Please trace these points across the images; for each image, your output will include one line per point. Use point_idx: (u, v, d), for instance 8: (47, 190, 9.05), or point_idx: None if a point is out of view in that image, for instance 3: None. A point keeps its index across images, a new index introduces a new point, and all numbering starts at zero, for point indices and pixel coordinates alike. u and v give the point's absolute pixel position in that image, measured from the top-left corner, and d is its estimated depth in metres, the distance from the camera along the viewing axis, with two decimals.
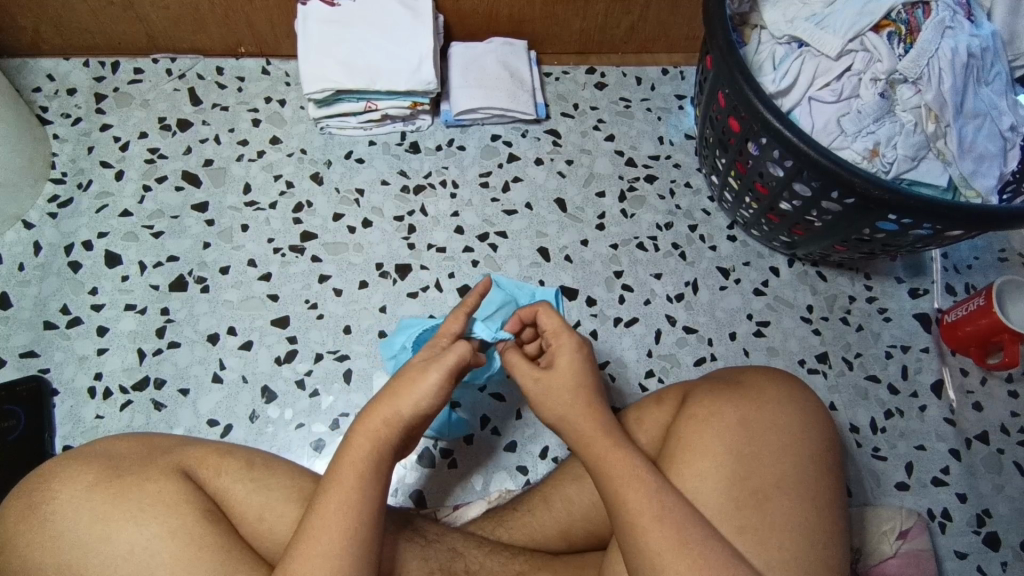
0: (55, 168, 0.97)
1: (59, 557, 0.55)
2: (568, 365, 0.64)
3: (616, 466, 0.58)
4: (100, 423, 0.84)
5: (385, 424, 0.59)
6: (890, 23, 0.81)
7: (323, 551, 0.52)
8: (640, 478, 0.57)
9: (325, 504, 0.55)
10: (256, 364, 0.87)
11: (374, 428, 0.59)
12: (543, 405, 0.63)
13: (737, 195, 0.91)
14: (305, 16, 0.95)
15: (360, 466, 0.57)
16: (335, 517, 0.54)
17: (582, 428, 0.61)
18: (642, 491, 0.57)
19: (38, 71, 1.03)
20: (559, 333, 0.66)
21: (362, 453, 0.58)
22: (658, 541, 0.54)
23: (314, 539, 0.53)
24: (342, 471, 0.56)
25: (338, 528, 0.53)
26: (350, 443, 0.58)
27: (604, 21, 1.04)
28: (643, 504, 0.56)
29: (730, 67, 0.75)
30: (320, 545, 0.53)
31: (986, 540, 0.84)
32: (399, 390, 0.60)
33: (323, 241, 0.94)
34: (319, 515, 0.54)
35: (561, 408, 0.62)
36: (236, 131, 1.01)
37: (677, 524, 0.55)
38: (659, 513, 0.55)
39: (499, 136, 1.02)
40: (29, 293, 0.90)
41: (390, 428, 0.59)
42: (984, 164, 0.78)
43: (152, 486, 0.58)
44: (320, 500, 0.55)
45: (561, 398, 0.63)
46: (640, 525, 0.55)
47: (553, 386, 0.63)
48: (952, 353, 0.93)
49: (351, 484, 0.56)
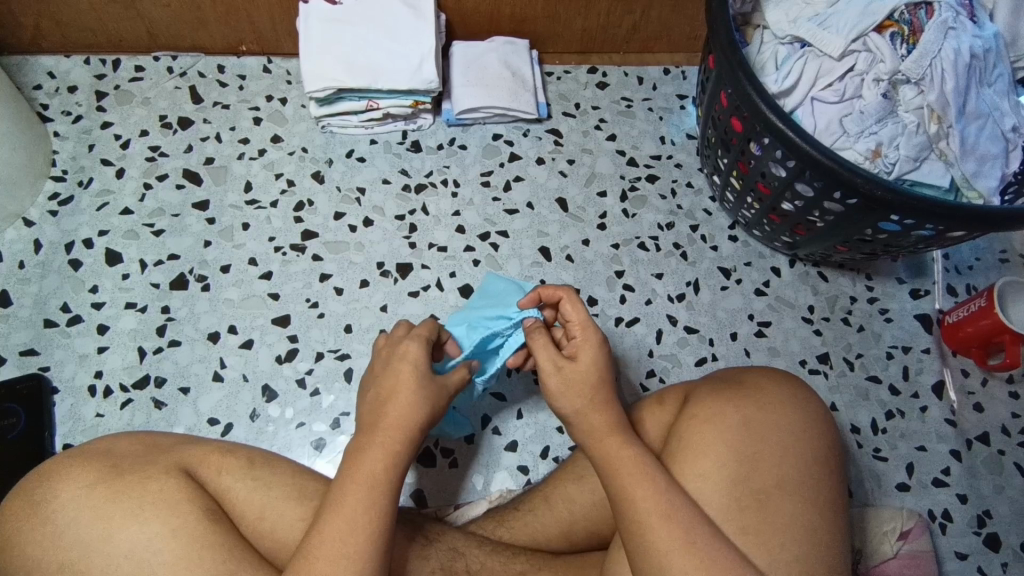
0: (55, 166, 0.97)
1: (59, 556, 0.55)
2: (592, 361, 0.64)
3: (624, 464, 0.59)
4: (100, 421, 0.83)
5: (415, 427, 0.60)
6: (893, 23, 0.80)
7: (348, 552, 0.52)
8: (647, 477, 0.57)
9: (346, 504, 0.54)
10: (256, 363, 0.87)
11: (402, 428, 0.59)
12: (562, 395, 0.63)
13: (738, 195, 0.91)
14: (306, 15, 0.95)
15: (385, 466, 0.57)
16: (360, 520, 0.54)
17: (596, 424, 0.61)
18: (651, 490, 0.57)
19: (39, 69, 1.03)
20: (585, 326, 0.65)
21: (385, 452, 0.58)
22: (664, 540, 0.54)
23: (335, 541, 0.53)
24: (352, 469, 0.56)
25: (362, 530, 0.53)
26: (374, 442, 0.58)
27: (606, 20, 1.04)
28: (651, 503, 0.56)
29: (732, 67, 0.75)
30: (344, 547, 0.52)
31: (987, 541, 0.84)
32: (421, 394, 0.61)
33: (324, 241, 0.94)
34: (335, 515, 0.54)
35: (582, 401, 0.62)
36: (237, 130, 1.00)
37: (683, 524, 0.55)
38: (665, 512, 0.55)
39: (500, 135, 1.02)
40: (28, 292, 0.90)
41: (417, 431, 0.60)
42: (986, 165, 0.78)
43: (153, 485, 0.57)
44: (338, 500, 0.55)
45: (582, 393, 0.63)
46: (646, 524, 0.55)
47: (576, 379, 0.63)
48: (953, 354, 0.93)
49: (378, 485, 0.56)
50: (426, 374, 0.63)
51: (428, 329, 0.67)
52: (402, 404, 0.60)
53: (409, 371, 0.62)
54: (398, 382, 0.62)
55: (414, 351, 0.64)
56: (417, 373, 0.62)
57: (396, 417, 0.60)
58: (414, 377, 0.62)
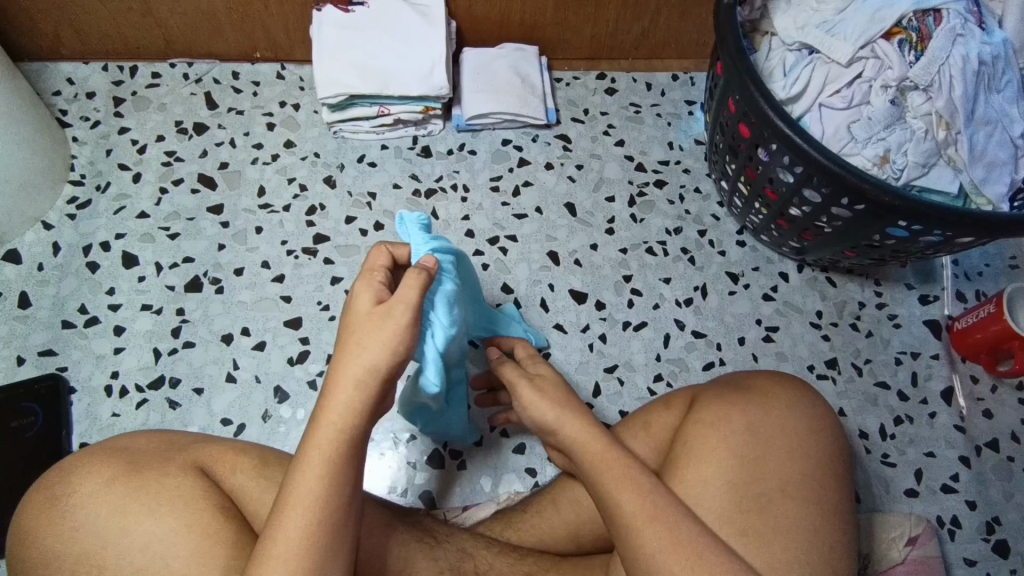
0: (74, 170, 0.99)
1: (78, 547, 0.56)
2: (550, 373, 0.70)
3: (609, 467, 0.59)
4: (115, 421, 0.85)
5: (356, 391, 0.52)
6: (901, 30, 0.81)
7: (279, 554, 0.49)
8: (632, 480, 0.58)
9: (293, 497, 0.50)
10: (268, 364, 0.88)
11: (345, 403, 0.52)
12: (538, 403, 0.66)
13: (746, 201, 0.91)
14: (320, 23, 0.97)
15: (329, 452, 0.51)
16: (299, 514, 0.49)
17: (577, 428, 0.63)
18: (634, 492, 0.57)
19: (58, 75, 1.05)
20: (533, 355, 0.73)
21: (337, 435, 0.51)
22: (652, 541, 0.55)
23: (273, 543, 0.49)
24: (311, 457, 0.51)
25: (299, 528, 0.49)
26: (322, 419, 0.52)
27: (615, 27, 1.05)
28: (637, 506, 0.56)
29: (741, 74, 0.76)
30: (286, 544, 0.49)
31: (995, 548, 0.83)
32: (359, 344, 0.53)
33: (335, 244, 0.95)
34: (285, 510, 0.50)
35: (556, 410, 0.64)
36: (251, 135, 1.02)
37: (672, 525, 0.55)
38: (652, 514, 0.56)
39: (510, 140, 1.03)
40: (46, 294, 0.91)
41: (359, 397, 0.52)
42: (995, 172, 0.78)
43: (171, 480, 0.59)
44: (289, 489, 0.51)
45: (553, 401, 0.65)
46: (633, 525, 0.56)
47: (546, 386, 0.67)
48: (963, 360, 0.93)
49: (316, 475, 0.50)
50: (369, 319, 0.54)
51: (376, 262, 0.60)
52: (351, 363, 0.53)
53: (354, 318, 0.55)
54: (341, 341, 0.54)
55: (360, 293, 0.57)
56: (367, 323, 0.54)
57: (337, 384, 0.53)
58: (358, 326, 0.54)
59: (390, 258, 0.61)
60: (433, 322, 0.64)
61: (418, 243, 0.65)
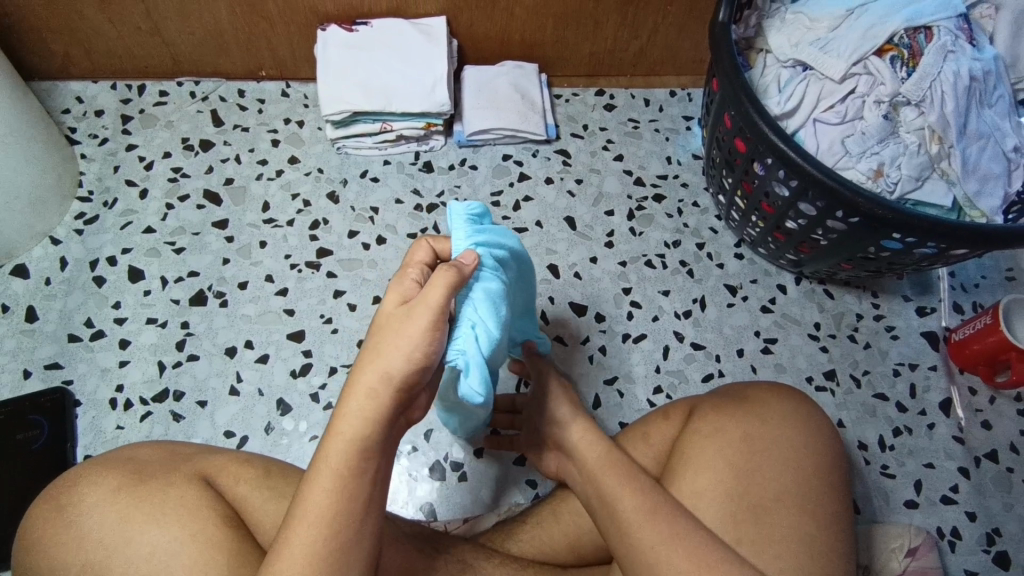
0: (82, 186, 1.00)
1: (83, 556, 0.57)
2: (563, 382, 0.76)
3: (610, 471, 0.62)
4: (120, 433, 0.86)
5: (369, 400, 0.51)
6: (892, 47, 0.82)
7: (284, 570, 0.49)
8: (631, 482, 0.61)
9: (301, 513, 0.50)
10: (271, 377, 0.89)
11: (359, 416, 0.51)
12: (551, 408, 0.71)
13: (743, 214, 0.93)
14: (325, 41, 0.99)
15: (338, 467, 0.51)
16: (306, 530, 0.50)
17: (582, 435, 0.67)
18: (632, 493, 0.59)
19: (67, 94, 1.07)
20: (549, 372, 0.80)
21: (348, 448, 0.51)
22: (648, 537, 0.56)
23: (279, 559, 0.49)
24: (321, 470, 0.51)
25: (303, 544, 0.49)
26: (336, 431, 0.52)
27: (613, 44, 1.07)
28: (635, 504, 0.58)
29: (736, 90, 0.77)
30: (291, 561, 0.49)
31: (996, 560, 0.83)
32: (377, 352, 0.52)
33: (338, 258, 0.97)
34: (292, 525, 0.50)
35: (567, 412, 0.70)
36: (256, 151, 1.04)
37: (669, 523, 0.57)
38: (649, 512, 0.57)
39: (510, 156, 1.05)
40: (53, 308, 0.93)
41: (374, 406, 0.51)
42: (988, 185, 0.79)
43: (176, 491, 0.60)
44: (300, 501, 0.51)
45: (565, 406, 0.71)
46: (631, 524, 0.57)
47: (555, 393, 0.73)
48: (961, 371, 0.94)
49: (324, 488, 0.51)
50: (393, 324, 0.53)
51: (419, 256, 0.60)
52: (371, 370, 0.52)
53: (381, 320, 0.54)
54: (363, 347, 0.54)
55: (392, 293, 0.56)
56: (391, 329, 0.53)
57: (354, 394, 0.52)
58: (384, 330, 0.53)
59: (429, 253, 0.60)
60: (471, 319, 0.57)
61: (461, 236, 0.60)
